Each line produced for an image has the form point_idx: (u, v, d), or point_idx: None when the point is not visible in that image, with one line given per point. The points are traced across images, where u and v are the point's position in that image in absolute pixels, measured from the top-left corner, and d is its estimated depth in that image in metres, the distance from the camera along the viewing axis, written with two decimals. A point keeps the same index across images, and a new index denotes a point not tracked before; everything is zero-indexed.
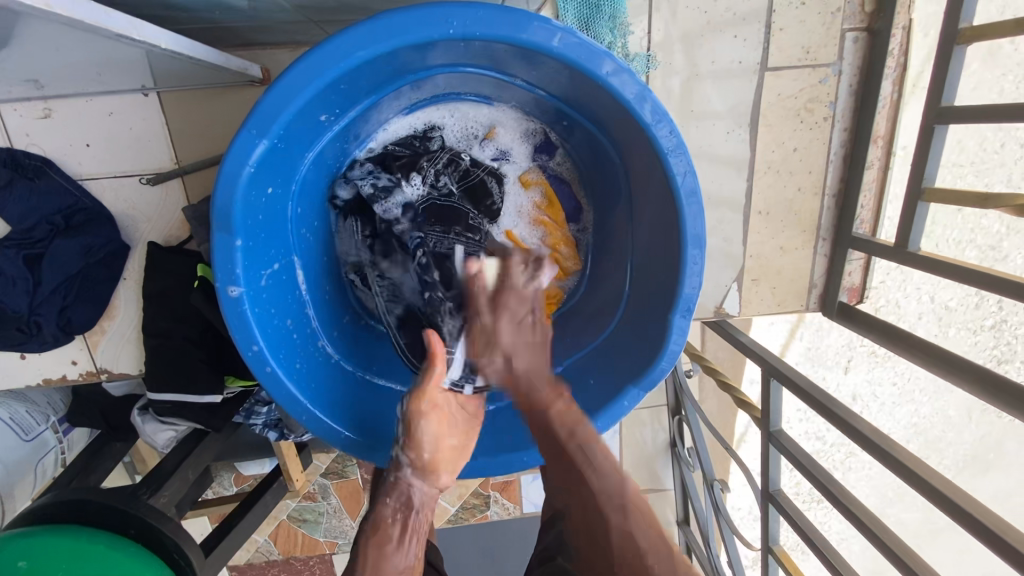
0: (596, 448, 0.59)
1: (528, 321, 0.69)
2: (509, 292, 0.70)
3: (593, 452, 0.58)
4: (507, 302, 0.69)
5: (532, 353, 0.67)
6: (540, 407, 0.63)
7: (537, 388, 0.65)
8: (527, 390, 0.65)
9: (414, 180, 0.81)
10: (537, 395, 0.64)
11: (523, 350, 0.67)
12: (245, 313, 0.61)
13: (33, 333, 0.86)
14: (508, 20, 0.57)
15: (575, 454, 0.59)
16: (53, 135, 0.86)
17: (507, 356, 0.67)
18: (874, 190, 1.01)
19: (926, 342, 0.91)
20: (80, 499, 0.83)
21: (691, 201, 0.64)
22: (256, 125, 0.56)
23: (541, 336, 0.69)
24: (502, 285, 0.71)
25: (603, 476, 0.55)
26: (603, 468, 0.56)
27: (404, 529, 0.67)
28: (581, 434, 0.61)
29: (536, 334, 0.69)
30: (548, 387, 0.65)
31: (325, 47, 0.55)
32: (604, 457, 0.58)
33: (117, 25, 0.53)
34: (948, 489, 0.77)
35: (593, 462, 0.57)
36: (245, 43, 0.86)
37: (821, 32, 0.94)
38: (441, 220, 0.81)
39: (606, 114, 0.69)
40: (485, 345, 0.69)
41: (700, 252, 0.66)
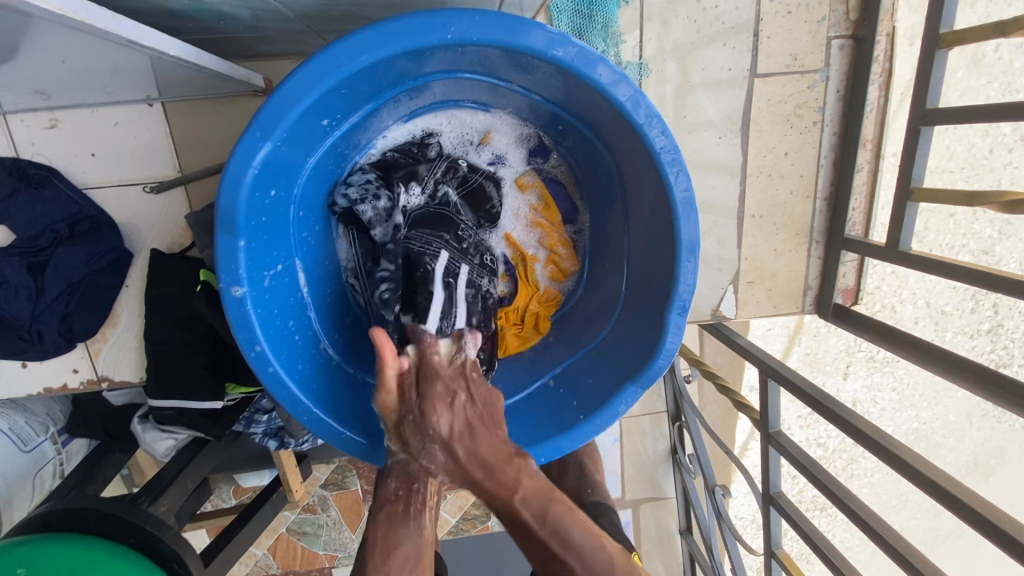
0: (574, 530, 0.54)
1: (462, 403, 0.61)
2: (433, 380, 0.62)
3: (573, 537, 0.54)
4: (436, 392, 0.61)
5: (481, 430, 0.59)
6: (504, 501, 0.55)
7: (500, 474, 0.55)
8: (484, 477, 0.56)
9: (413, 189, 0.82)
10: (501, 478, 0.55)
11: (466, 434, 0.58)
12: (248, 313, 0.62)
13: (35, 342, 0.88)
14: (504, 26, 0.59)
15: (553, 544, 0.53)
16: (59, 145, 0.88)
17: (448, 448, 0.58)
18: (864, 193, 1.04)
19: (920, 340, 0.92)
20: (80, 507, 0.83)
21: (684, 203, 0.65)
22: (259, 128, 0.58)
23: (479, 414, 0.61)
24: (427, 368, 0.64)
25: (593, 560, 0.53)
26: (582, 549, 0.53)
27: (407, 508, 0.65)
28: (555, 515, 0.54)
29: (472, 419, 0.60)
30: (511, 465, 0.56)
31: (327, 53, 0.57)
32: (581, 531, 0.54)
33: (126, 31, 0.55)
34: (949, 484, 0.77)
35: (575, 548, 0.53)
36: (248, 54, 0.88)
37: (808, 40, 0.97)
38: (431, 226, 0.79)
39: (601, 118, 0.71)
40: (417, 433, 0.60)
41: (695, 256, 0.67)
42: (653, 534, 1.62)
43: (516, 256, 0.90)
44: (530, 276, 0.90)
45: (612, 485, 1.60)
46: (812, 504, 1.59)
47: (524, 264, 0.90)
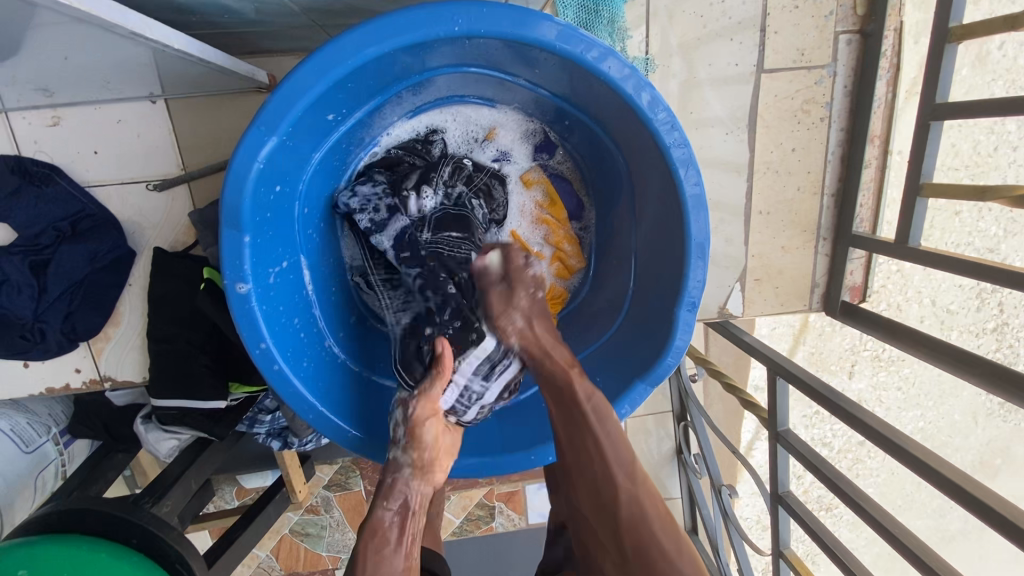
0: (611, 424, 0.65)
1: (537, 296, 0.71)
2: (517, 281, 0.69)
3: (608, 426, 0.65)
4: (523, 284, 0.70)
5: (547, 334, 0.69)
6: (563, 379, 0.66)
7: (557, 353, 0.68)
8: (544, 357, 0.68)
9: (427, 191, 0.79)
10: (556, 356, 0.68)
11: (540, 317, 0.70)
12: (253, 310, 0.62)
13: (37, 341, 0.88)
14: (512, 18, 0.58)
15: (591, 418, 0.65)
16: (62, 143, 0.87)
17: (521, 328, 0.69)
18: (872, 190, 1.03)
19: (929, 336, 0.91)
20: (84, 507, 0.83)
21: (694, 199, 0.65)
22: (265, 122, 0.57)
23: (546, 308, 0.71)
24: (513, 266, 0.70)
25: (615, 447, 0.63)
26: (614, 439, 0.64)
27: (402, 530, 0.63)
28: (599, 400, 0.66)
29: (540, 321, 0.69)
30: (568, 351, 0.68)
31: (333, 46, 0.56)
32: (614, 425, 0.65)
33: (131, 23, 0.54)
34: (962, 481, 0.76)
35: (609, 433, 0.64)
36: (251, 50, 0.88)
37: (815, 35, 0.96)
38: (450, 229, 0.77)
39: (609, 113, 0.70)
40: (503, 306, 0.69)
41: (705, 254, 0.67)
42: None
43: None
44: None
45: None
46: (818, 504, 1.58)
47: None
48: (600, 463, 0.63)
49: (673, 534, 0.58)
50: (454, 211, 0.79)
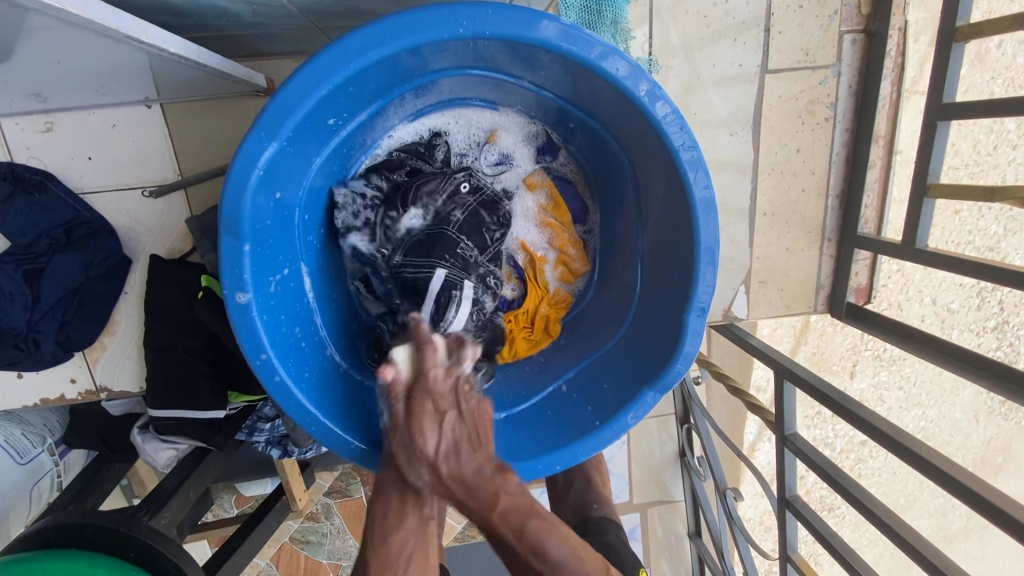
0: (554, 545, 0.60)
1: (452, 422, 0.60)
2: (424, 397, 0.61)
3: (551, 551, 0.60)
4: (423, 405, 0.60)
5: (466, 452, 0.60)
6: (484, 513, 0.59)
7: (480, 495, 0.59)
8: (466, 493, 0.59)
9: (413, 211, 0.78)
10: (478, 502, 0.59)
11: (459, 447, 0.60)
12: (253, 320, 0.60)
13: (30, 352, 0.84)
14: (517, 18, 0.57)
15: (529, 556, 0.60)
16: (55, 148, 0.86)
17: (433, 467, 0.59)
18: (876, 191, 1.02)
19: (936, 338, 0.90)
20: (80, 521, 0.81)
21: (704, 203, 0.63)
22: (265, 127, 0.55)
23: (471, 433, 0.60)
24: (420, 380, 0.62)
25: (560, 571, 0.59)
26: (563, 563, 0.60)
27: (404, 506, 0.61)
28: (533, 533, 0.60)
29: (460, 439, 0.60)
30: (489, 485, 0.59)
31: (335, 50, 0.55)
32: (558, 547, 0.60)
33: (126, 26, 0.53)
34: (975, 485, 0.74)
35: (549, 562, 0.59)
36: (249, 53, 0.86)
37: (819, 34, 0.95)
38: (428, 249, 0.75)
39: (614, 115, 0.69)
40: (409, 455, 0.60)
41: (715, 259, 0.66)
42: (661, 538, 1.60)
43: (526, 260, 0.88)
44: (539, 278, 0.88)
45: (620, 489, 1.58)
46: (821, 505, 1.57)
47: (534, 266, 0.88)
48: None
49: None
50: (435, 232, 0.77)
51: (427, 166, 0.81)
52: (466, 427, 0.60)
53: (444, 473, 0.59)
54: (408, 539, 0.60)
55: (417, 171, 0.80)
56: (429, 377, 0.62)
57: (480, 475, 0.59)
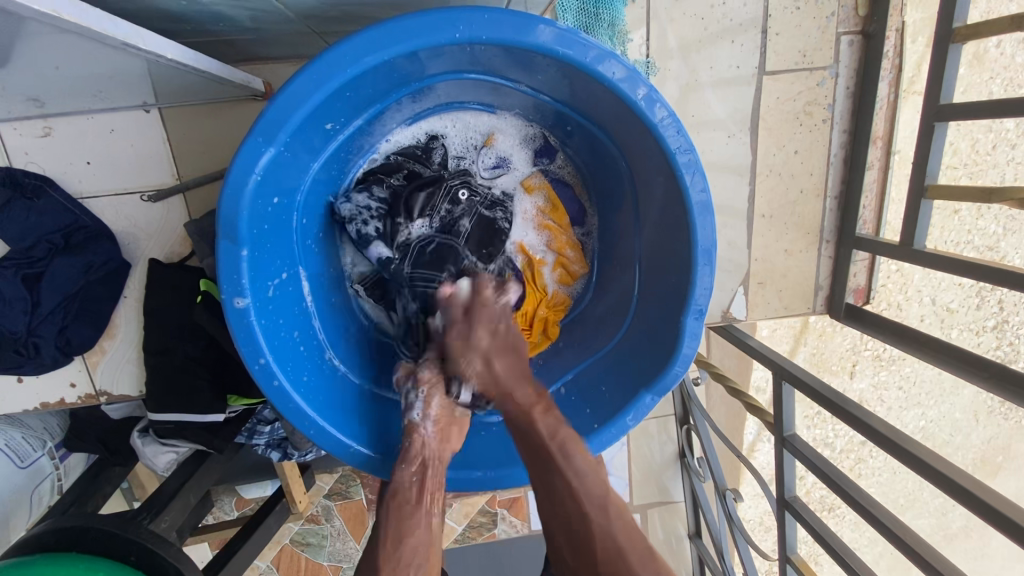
0: (579, 455, 0.62)
1: (501, 328, 0.71)
2: (481, 307, 0.71)
3: (575, 458, 0.62)
4: (481, 313, 0.71)
5: (510, 359, 0.69)
6: (521, 411, 0.65)
7: (521, 392, 0.67)
8: (505, 390, 0.67)
9: (418, 220, 0.80)
10: (519, 395, 0.66)
11: (500, 352, 0.69)
12: (252, 324, 0.60)
13: (30, 356, 0.85)
14: (513, 23, 0.57)
15: (555, 455, 0.62)
16: (53, 153, 0.86)
17: (484, 359, 0.69)
18: (874, 192, 1.02)
19: (935, 339, 0.90)
20: (80, 525, 0.81)
21: (701, 205, 0.64)
22: (262, 132, 0.56)
23: (513, 342, 0.71)
24: (476, 297, 0.72)
25: (584, 479, 0.60)
26: (581, 470, 0.61)
27: (421, 494, 0.64)
28: (563, 437, 0.63)
29: (508, 340, 0.70)
30: (530, 389, 0.67)
31: (331, 55, 0.55)
32: (582, 460, 0.62)
33: (123, 34, 0.53)
34: (974, 487, 0.74)
35: (574, 466, 0.61)
36: (247, 58, 0.86)
37: (816, 36, 0.95)
38: (433, 261, 0.78)
39: (611, 118, 0.69)
40: (462, 348, 0.69)
41: (713, 259, 0.65)
42: (662, 539, 1.60)
43: (524, 262, 0.87)
44: (538, 280, 0.87)
45: (620, 490, 1.58)
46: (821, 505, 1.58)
47: (532, 267, 0.87)
48: (575, 502, 0.59)
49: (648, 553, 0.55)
50: (440, 241, 0.80)
51: (423, 170, 0.82)
52: (512, 340, 0.71)
53: (493, 369, 0.68)
54: (419, 549, 0.59)
55: (415, 174, 0.81)
56: (484, 296, 0.72)
57: (523, 379, 0.68)
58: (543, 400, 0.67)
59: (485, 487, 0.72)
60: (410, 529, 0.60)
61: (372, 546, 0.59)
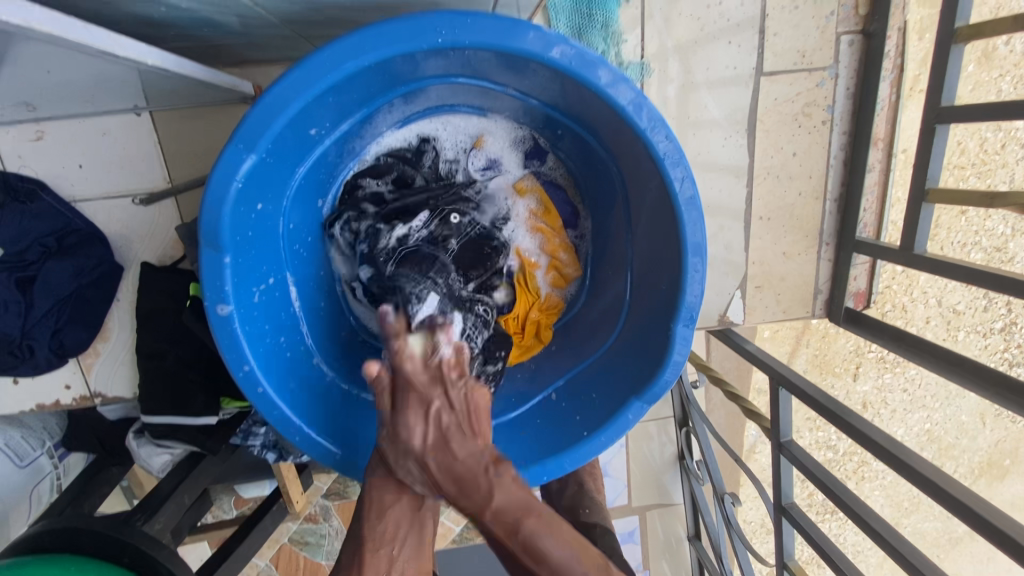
0: (550, 542, 0.52)
1: (439, 410, 0.58)
2: (407, 391, 0.59)
3: (547, 549, 0.52)
4: (410, 400, 0.58)
5: (458, 439, 0.57)
6: (475, 512, 0.54)
7: (473, 490, 0.54)
8: (455, 492, 0.55)
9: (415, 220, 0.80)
10: (467, 499, 0.54)
11: (437, 448, 0.57)
12: (235, 331, 0.60)
13: (25, 358, 0.86)
14: (498, 27, 0.56)
15: (524, 556, 0.52)
16: (46, 157, 0.86)
17: (423, 462, 0.57)
18: (876, 193, 1.00)
19: (936, 346, 0.88)
20: (74, 525, 0.82)
21: (690, 209, 0.62)
22: (243, 140, 0.55)
23: (461, 419, 0.58)
24: (402, 375, 0.60)
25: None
26: (561, 563, 0.52)
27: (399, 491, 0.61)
28: (531, 527, 0.52)
29: (449, 428, 0.57)
30: (483, 479, 0.54)
31: (312, 61, 0.54)
32: (555, 543, 0.52)
33: (100, 42, 0.52)
34: (970, 500, 0.72)
35: (543, 565, 0.52)
36: (236, 61, 0.86)
37: (815, 35, 0.93)
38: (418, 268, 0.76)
39: (601, 122, 0.68)
40: (395, 447, 0.59)
41: (702, 261, 0.64)
42: (661, 542, 1.59)
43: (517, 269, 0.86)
44: (529, 284, 0.86)
45: (619, 492, 1.57)
46: (822, 508, 1.57)
47: (524, 272, 0.86)
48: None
49: None
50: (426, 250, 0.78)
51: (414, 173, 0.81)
52: (454, 419, 0.58)
53: (434, 468, 0.56)
54: (400, 527, 0.60)
55: (405, 175, 0.81)
56: (407, 373, 0.60)
57: (473, 467, 0.55)
58: (493, 483, 0.54)
59: None
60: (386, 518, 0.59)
61: (353, 533, 0.60)
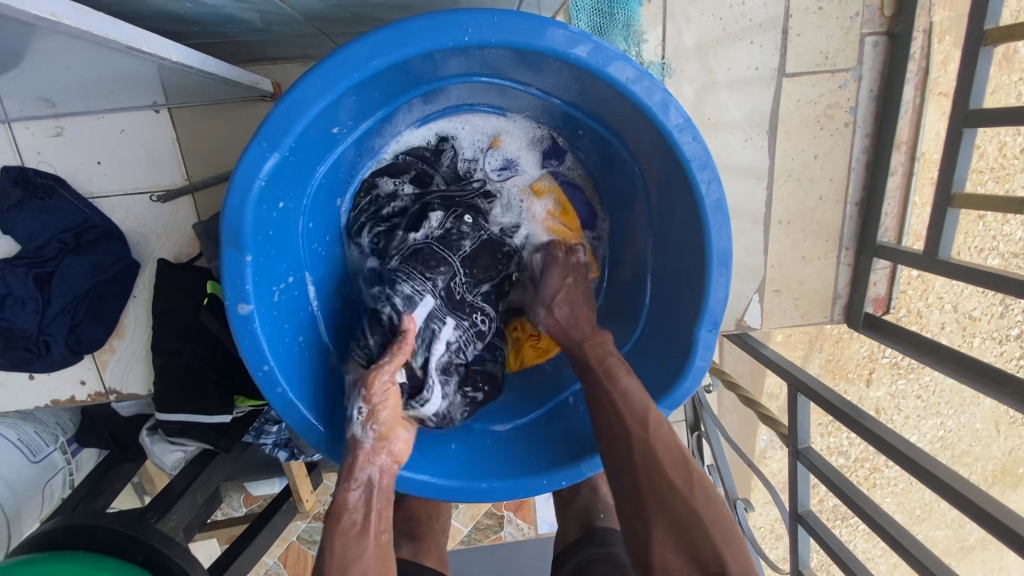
0: (623, 374, 0.68)
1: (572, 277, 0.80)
2: (557, 257, 0.81)
3: (620, 377, 0.68)
4: (560, 261, 0.81)
5: (578, 303, 0.79)
6: (580, 341, 0.74)
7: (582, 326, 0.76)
8: (570, 328, 0.76)
9: (429, 220, 0.78)
10: (576, 333, 0.75)
11: (564, 299, 0.78)
12: (256, 331, 0.59)
13: (41, 354, 0.86)
14: (524, 25, 0.55)
15: (602, 377, 0.69)
16: (65, 153, 0.86)
17: (550, 308, 0.79)
18: (897, 198, 0.99)
19: (961, 353, 0.86)
20: (90, 522, 0.82)
21: (716, 212, 0.61)
22: (267, 137, 0.54)
23: (583, 287, 0.80)
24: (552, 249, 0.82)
25: (628, 395, 0.66)
26: (631, 393, 0.66)
27: (367, 516, 0.62)
28: (611, 363, 0.70)
29: (574, 288, 0.80)
30: (588, 327, 0.76)
31: (338, 59, 0.54)
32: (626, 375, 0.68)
33: (127, 37, 0.52)
34: (995, 510, 0.70)
35: (621, 389, 0.66)
36: (255, 58, 0.85)
37: (839, 36, 0.92)
38: (423, 266, 0.76)
39: (624, 122, 0.67)
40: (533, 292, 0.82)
41: (728, 269, 0.63)
42: None
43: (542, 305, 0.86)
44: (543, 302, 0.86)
45: None
46: (834, 515, 1.56)
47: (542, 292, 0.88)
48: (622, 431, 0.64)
49: (686, 469, 0.60)
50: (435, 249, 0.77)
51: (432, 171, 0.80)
52: (580, 288, 0.80)
53: (556, 314, 0.78)
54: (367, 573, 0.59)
55: (424, 176, 0.80)
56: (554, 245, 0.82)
57: (579, 323, 0.76)
58: (598, 336, 0.75)
59: (488, 499, 0.70)
60: (355, 562, 0.59)
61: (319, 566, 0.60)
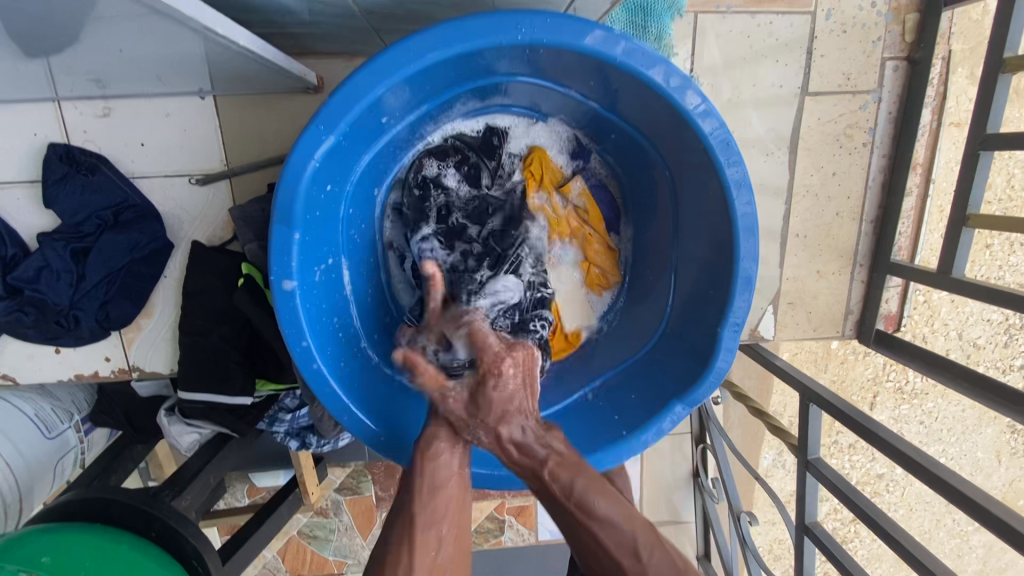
0: (597, 503, 0.60)
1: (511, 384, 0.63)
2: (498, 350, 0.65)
3: (596, 508, 0.59)
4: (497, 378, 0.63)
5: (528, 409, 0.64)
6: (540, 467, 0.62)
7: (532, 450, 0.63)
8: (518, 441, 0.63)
9: (471, 202, 0.85)
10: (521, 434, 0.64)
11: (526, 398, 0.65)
12: (297, 307, 0.62)
13: (70, 328, 0.88)
14: (576, 29, 0.58)
15: (577, 511, 0.60)
16: (110, 134, 0.89)
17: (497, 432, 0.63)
18: (911, 218, 1.02)
19: (969, 370, 0.87)
20: (105, 496, 0.80)
21: (748, 233, 0.64)
22: (324, 121, 0.57)
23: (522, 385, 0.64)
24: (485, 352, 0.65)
25: (613, 527, 0.59)
26: (610, 520, 0.59)
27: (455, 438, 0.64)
28: (581, 489, 0.61)
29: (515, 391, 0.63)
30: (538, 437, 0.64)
31: (397, 50, 0.56)
32: (603, 506, 0.60)
33: (204, 17, 0.60)
34: (1015, 522, 0.70)
35: (600, 520, 0.59)
36: (302, 51, 0.88)
37: (862, 59, 0.95)
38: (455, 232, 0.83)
39: (659, 128, 0.69)
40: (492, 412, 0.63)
41: (752, 291, 0.67)
42: None
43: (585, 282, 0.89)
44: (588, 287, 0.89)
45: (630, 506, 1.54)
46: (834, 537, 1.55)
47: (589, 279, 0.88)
48: (607, 556, 0.59)
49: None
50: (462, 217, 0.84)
51: (475, 158, 0.84)
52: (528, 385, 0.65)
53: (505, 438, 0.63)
54: (451, 499, 0.62)
55: (468, 162, 0.83)
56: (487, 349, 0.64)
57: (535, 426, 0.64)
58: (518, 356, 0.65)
59: (515, 484, 0.73)
60: (441, 484, 0.62)
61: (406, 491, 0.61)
